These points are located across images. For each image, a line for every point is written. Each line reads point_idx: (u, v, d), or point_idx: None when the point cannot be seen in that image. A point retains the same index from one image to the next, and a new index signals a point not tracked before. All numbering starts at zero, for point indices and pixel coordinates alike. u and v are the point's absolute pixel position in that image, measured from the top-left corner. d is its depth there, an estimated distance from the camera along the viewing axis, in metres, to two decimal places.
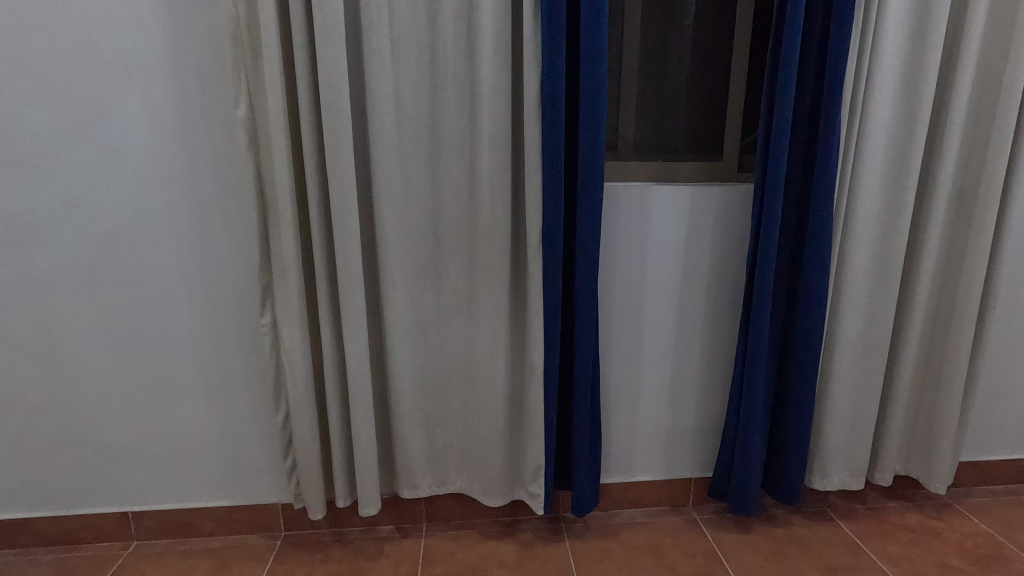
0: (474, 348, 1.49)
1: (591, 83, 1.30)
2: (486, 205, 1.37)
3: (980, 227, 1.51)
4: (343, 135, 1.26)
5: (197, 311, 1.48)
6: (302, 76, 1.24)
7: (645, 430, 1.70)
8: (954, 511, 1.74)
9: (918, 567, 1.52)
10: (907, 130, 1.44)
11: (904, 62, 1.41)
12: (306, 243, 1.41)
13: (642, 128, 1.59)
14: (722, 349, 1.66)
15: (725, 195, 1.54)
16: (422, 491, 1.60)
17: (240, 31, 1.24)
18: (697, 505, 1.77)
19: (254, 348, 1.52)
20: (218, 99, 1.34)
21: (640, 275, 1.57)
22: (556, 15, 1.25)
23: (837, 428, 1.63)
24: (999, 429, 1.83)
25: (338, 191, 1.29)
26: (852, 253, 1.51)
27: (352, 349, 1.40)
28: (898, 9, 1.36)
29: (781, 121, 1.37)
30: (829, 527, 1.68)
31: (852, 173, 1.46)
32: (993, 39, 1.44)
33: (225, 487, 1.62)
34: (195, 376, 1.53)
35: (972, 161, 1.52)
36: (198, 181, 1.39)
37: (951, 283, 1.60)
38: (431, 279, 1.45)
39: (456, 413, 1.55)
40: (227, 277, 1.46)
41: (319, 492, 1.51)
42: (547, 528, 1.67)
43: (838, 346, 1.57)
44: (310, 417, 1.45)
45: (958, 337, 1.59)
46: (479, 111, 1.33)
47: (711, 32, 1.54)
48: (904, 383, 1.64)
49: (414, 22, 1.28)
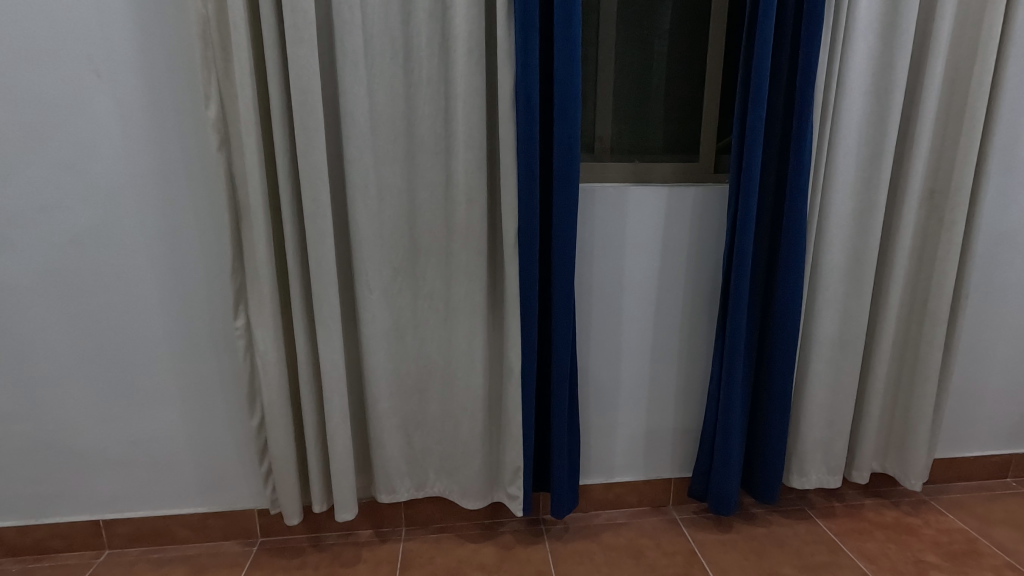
0: (451, 350, 1.48)
1: (565, 83, 1.30)
2: (462, 206, 1.37)
3: (950, 227, 1.53)
4: (316, 136, 1.25)
5: (170, 314, 1.46)
6: (273, 75, 1.23)
7: (626, 430, 1.71)
8: (930, 508, 1.76)
9: (894, 564, 1.53)
10: (878, 130, 1.46)
11: (874, 64, 1.42)
12: (280, 244, 1.40)
13: (619, 129, 1.60)
14: (700, 349, 1.67)
15: (701, 195, 1.55)
16: (401, 495, 1.58)
17: (210, 30, 1.22)
18: (678, 506, 1.78)
19: (228, 351, 1.51)
20: (190, 99, 1.33)
21: (618, 276, 1.58)
22: (529, 16, 1.25)
23: (815, 426, 1.64)
24: (973, 426, 1.86)
25: (312, 192, 1.28)
26: (827, 252, 1.52)
27: (327, 352, 1.39)
28: (866, 13, 1.38)
29: (755, 122, 1.38)
30: (807, 525, 1.68)
31: (825, 172, 1.48)
32: (961, 43, 1.47)
33: (200, 493, 1.60)
34: (167, 381, 1.51)
35: (942, 161, 1.54)
36: (169, 182, 1.37)
37: (924, 282, 1.62)
38: (407, 281, 1.44)
39: (435, 416, 1.54)
40: (200, 279, 1.45)
41: (295, 496, 1.49)
42: (528, 530, 1.66)
43: (813, 345, 1.58)
44: (285, 421, 1.44)
45: (931, 336, 1.61)
46: (453, 112, 1.32)
47: (687, 32, 1.55)
48: (879, 381, 1.65)
49: (387, 22, 1.27)
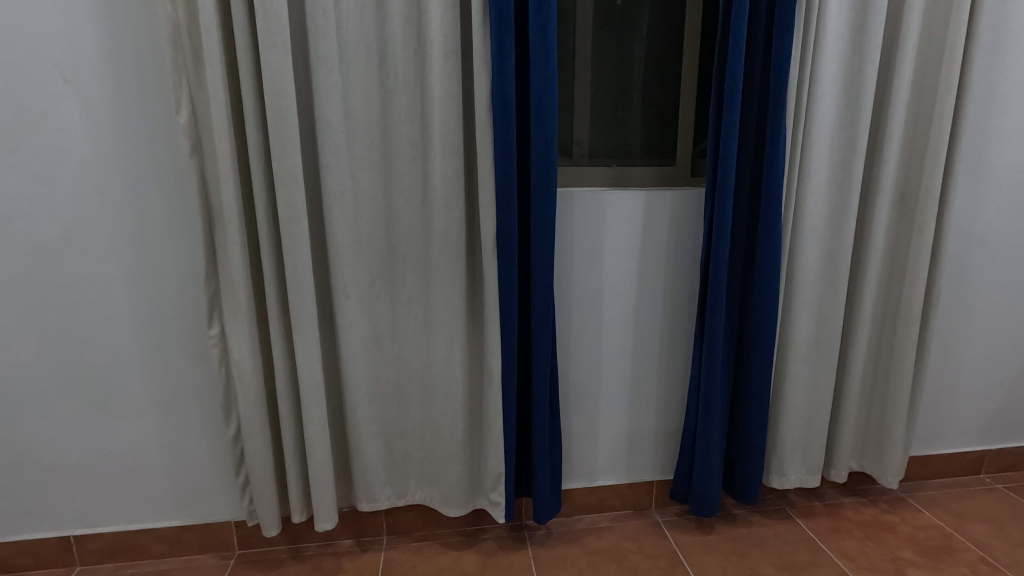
0: (431, 356, 1.47)
1: (541, 88, 1.30)
2: (440, 211, 1.36)
3: (921, 228, 1.56)
4: (291, 142, 1.24)
5: (142, 324, 1.43)
6: (246, 80, 1.22)
7: (607, 434, 1.71)
8: (907, 505, 1.79)
9: (872, 561, 1.55)
10: (850, 133, 1.48)
11: (845, 69, 1.45)
12: (255, 252, 1.38)
13: (597, 134, 1.60)
14: (679, 351, 1.68)
15: (678, 199, 1.57)
16: (381, 503, 1.56)
17: (180, 35, 1.21)
18: (660, 508, 1.78)
19: (203, 360, 1.48)
20: (161, 104, 1.31)
21: (597, 280, 1.58)
22: (505, 21, 1.25)
23: (793, 427, 1.66)
24: (947, 424, 1.89)
25: (287, 199, 1.27)
26: (802, 254, 1.54)
27: (304, 360, 1.37)
28: (836, 20, 1.41)
29: (730, 126, 1.39)
30: (787, 525, 1.70)
31: (799, 175, 1.50)
32: (928, 49, 1.51)
33: (175, 505, 1.56)
34: (140, 391, 1.47)
35: (912, 165, 1.58)
36: (140, 189, 1.35)
37: (896, 282, 1.65)
38: (385, 287, 1.43)
39: (415, 422, 1.53)
40: (173, 287, 1.42)
41: (273, 507, 1.47)
42: (510, 536, 1.65)
43: (790, 346, 1.60)
44: (262, 430, 1.41)
45: (904, 335, 1.64)
46: (430, 117, 1.32)
47: (663, 38, 1.57)
48: (855, 381, 1.67)
49: (361, 27, 1.27)
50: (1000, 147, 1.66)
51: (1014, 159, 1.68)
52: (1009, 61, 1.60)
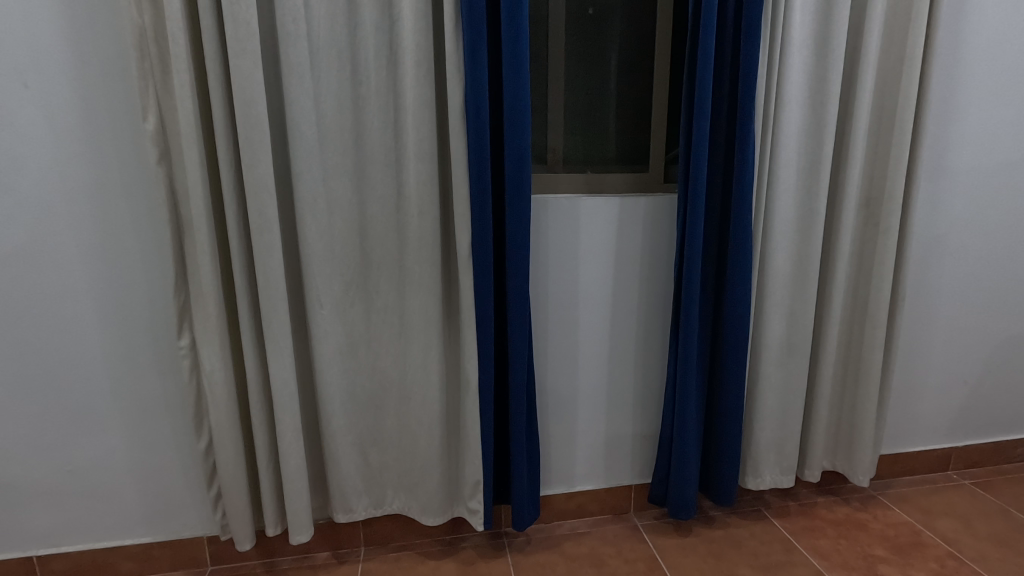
0: (407, 364, 1.46)
1: (514, 95, 1.31)
2: (415, 218, 1.36)
3: (885, 232, 1.61)
4: (261, 150, 1.23)
5: (109, 336, 1.40)
6: (215, 87, 1.20)
7: (585, 439, 1.71)
8: (878, 502, 1.83)
9: (845, 559, 1.57)
10: (816, 140, 1.52)
11: (810, 77, 1.49)
12: (226, 261, 1.36)
13: (571, 141, 1.62)
14: (655, 355, 1.70)
15: (652, 205, 1.59)
16: (358, 513, 1.55)
17: (147, 41, 1.19)
18: (638, 512, 1.79)
19: (173, 371, 1.45)
20: (129, 111, 1.29)
21: (573, 286, 1.59)
22: (477, 30, 1.26)
23: (767, 428, 1.68)
24: (915, 422, 1.94)
25: (258, 206, 1.25)
26: (773, 257, 1.57)
27: (277, 369, 1.35)
28: (800, 30, 1.45)
29: (700, 132, 1.42)
30: (763, 525, 1.72)
31: (768, 180, 1.53)
32: (888, 59, 1.56)
33: (144, 522, 1.52)
34: (107, 404, 1.43)
35: (876, 170, 1.62)
36: (107, 199, 1.32)
37: (863, 284, 1.70)
38: (360, 295, 1.41)
39: (392, 431, 1.51)
40: (142, 298, 1.39)
41: (246, 521, 1.44)
42: (489, 544, 1.64)
43: (763, 349, 1.63)
44: (234, 442, 1.38)
45: (872, 336, 1.68)
46: (403, 125, 1.32)
47: (635, 46, 1.59)
48: (826, 382, 1.71)
49: (333, 35, 1.27)
50: (959, 153, 1.72)
51: (971, 164, 1.74)
52: (965, 71, 1.66)
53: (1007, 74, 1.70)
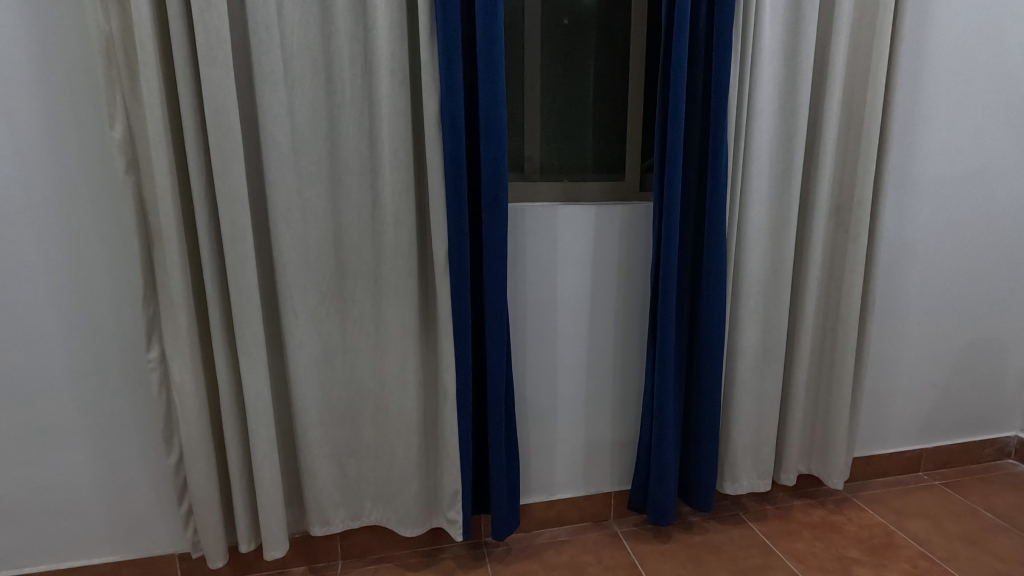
0: (384, 373, 1.45)
1: (489, 104, 1.31)
2: (391, 227, 1.35)
3: (855, 239, 1.65)
4: (233, 158, 1.21)
5: (74, 349, 1.36)
6: (185, 94, 1.18)
7: (564, 447, 1.71)
8: (852, 504, 1.86)
9: (821, 561, 1.59)
10: (786, 148, 1.55)
11: (780, 88, 1.52)
12: (198, 271, 1.33)
13: (549, 149, 1.63)
14: (633, 362, 1.70)
15: (628, 213, 1.60)
16: (335, 526, 1.52)
17: (114, 48, 1.17)
18: (618, 519, 1.79)
19: (142, 385, 1.41)
20: (95, 119, 1.26)
21: (551, 294, 1.60)
22: (452, 40, 1.26)
23: (743, 433, 1.70)
24: (887, 424, 1.98)
25: (230, 216, 1.23)
26: (747, 264, 1.59)
27: (250, 381, 1.32)
28: (770, 42, 1.48)
29: (675, 141, 1.43)
30: (740, 529, 1.74)
31: (742, 188, 1.55)
32: (855, 70, 1.60)
33: (112, 540, 1.48)
34: (72, 420, 1.39)
35: (845, 178, 1.66)
36: (72, 209, 1.29)
37: (835, 290, 1.73)
38: (335, 305, 1.40)
39: (369, 442, 1.49)
40: (109, 310, 1.36)
41: (219, 537, 1.40)
42: (469, 554, 1.63)
43: (738, 354, 1.65)
44: (206, 456, 1.35)
45: (844, 340, 1.71)
46: (379, 133, 1.32)
47: (610, 57, 1.61)
48: (800, 386, 1.73)
49: (307, 43, 1.26)
50: (924, 163, 1.77)
51: (936, 172, 1.79)
52: (928, 83, 1.72)
53: (968, 87, 1.76)
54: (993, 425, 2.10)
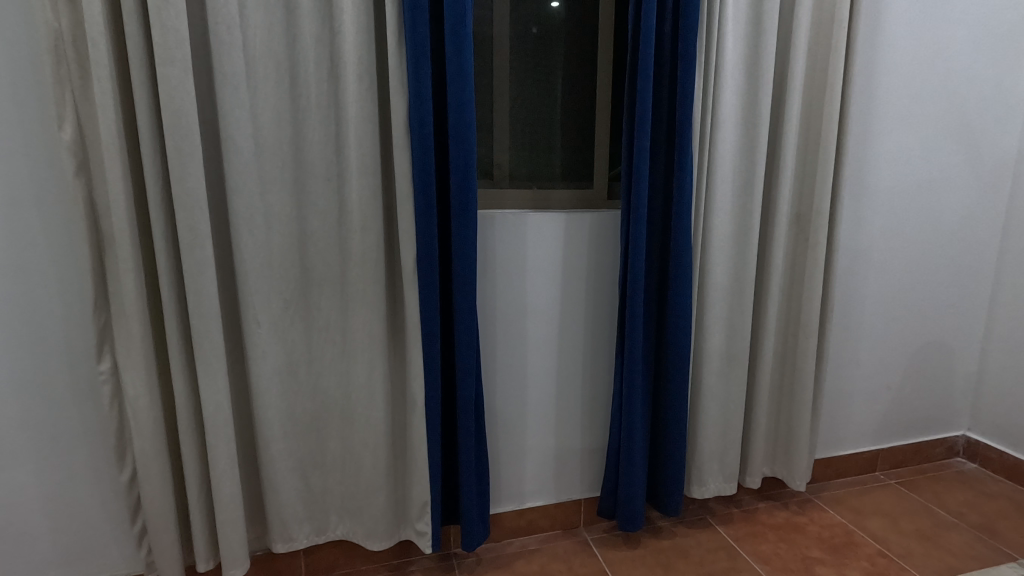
0: (350, 383, 1.42)
1: (458, 110, 1.31)
2: (357, 234, 1.33)
3: (814, 246, 1.70)
4: (191, 163, 1.17)
5: (16, 362, 1.28)
6: (141, 95, 1.14)
7: (534, 454, 1.71)
8: (814, 505, 1.91)
9: (785, 562, 1.63)
10: (748, 159, 1.59)
11: (742, 101, 1.57)
12: (153, 279, 1.28)
13: (517, 157, 1.64)
14: (601, 368, 1.71)
15: (596, 221, 1.61)
16: (299, 542, 1.48)
17: (64, 45, 1.12)
18: (588, 526, 1.79)
19: (93, 398, 1.35)
20: (44, 120, 1.21)
21: (521, 302, 1.60)
22: (420, 45, 1.25)
23: (710, 437, 1.72)
24: (846, 426, 2.05)
25: (188, 221, 1.19)
26: (711, 270, 1.62)
27: (209, 392, 1.27)
28: (732, 57, 1.52)
29: (641, 150, 1.45)
30: (708, 533, 1.76)
31: (706, 196, 1.59)
32: (812, 84, 1.66)
33: (59, 563, 1.40)
34: (14, 437, 1.31)
35: (805, 188, 1.72)
36: (16, 213, 1.22)
37: (796, 296, 1.78)
38: (300, 313, 1.36)
39: (335, 453, 1.45)
40: (57, 320, 1.29)
41: (174, 556, 1.34)
42: (438, 566, 1.60)
43: (704, 360, 1.67)
44: (161, 472, 1.29)
45: (805, 345, 1.76)
46: (345, 138, 1.30)
47: (577, 67, 1.63)
48: (762, 390, 1.77)
49: (270, 46, 1.23)
50: (877, 173, 1.85)
51: (888, 182, 1.87)
52: (881, 97, 1.79)
53: (917, 103, 1.84)
54: (943, 425, 2.19)
